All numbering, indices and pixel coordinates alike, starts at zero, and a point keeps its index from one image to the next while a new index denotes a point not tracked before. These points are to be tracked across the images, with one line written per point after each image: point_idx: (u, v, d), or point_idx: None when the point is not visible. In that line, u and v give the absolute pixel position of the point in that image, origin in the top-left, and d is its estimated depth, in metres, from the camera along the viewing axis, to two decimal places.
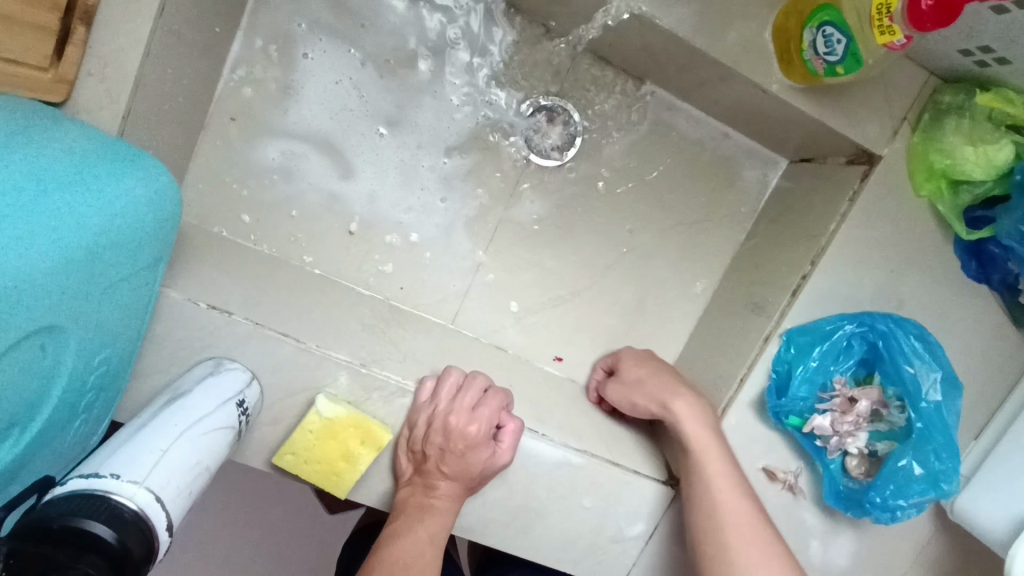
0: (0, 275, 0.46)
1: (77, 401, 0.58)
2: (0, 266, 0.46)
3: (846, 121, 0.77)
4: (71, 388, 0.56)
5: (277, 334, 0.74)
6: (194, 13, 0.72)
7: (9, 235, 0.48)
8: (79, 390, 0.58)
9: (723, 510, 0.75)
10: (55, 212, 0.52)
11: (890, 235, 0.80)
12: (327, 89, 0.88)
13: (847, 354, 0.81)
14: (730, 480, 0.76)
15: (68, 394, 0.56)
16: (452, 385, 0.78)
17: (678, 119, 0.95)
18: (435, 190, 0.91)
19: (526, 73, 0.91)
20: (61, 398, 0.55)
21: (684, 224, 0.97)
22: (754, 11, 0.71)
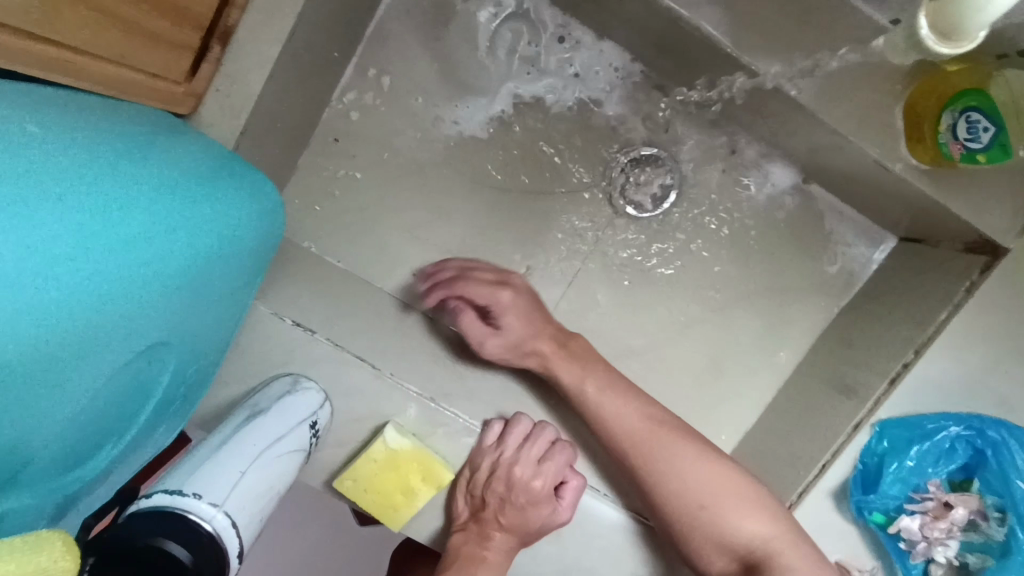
0: (119, 297, 0.50)
1: (168, 406, 0.62)
2: (121, 288, 0.50)
3: (968, 208, 0.72)
4: (164, 398, 0.61)
5: (356, 358, 0.75)
6: (318, 39, 0.74)
7: (134, 259, 0.51)
8: (172, 396, 0.62)
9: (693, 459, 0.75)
10: (176, 230, 0.54)
11: (1007, 333, 0.74)
12: (441, 120, 0.89)
13: (949, 457, 0.74)
14: (679, 449, 0.76)
15: (162, 401, 0.60)
16: (521, 433, 0.75)
17: (777, 184, 0.92)
18: (522, 227, 0.91)
19: (625, 121, 0.90)
20: (155, 405, 0.59)
21: (771, 292, 0.94)
22: (883, 85, 0.68)
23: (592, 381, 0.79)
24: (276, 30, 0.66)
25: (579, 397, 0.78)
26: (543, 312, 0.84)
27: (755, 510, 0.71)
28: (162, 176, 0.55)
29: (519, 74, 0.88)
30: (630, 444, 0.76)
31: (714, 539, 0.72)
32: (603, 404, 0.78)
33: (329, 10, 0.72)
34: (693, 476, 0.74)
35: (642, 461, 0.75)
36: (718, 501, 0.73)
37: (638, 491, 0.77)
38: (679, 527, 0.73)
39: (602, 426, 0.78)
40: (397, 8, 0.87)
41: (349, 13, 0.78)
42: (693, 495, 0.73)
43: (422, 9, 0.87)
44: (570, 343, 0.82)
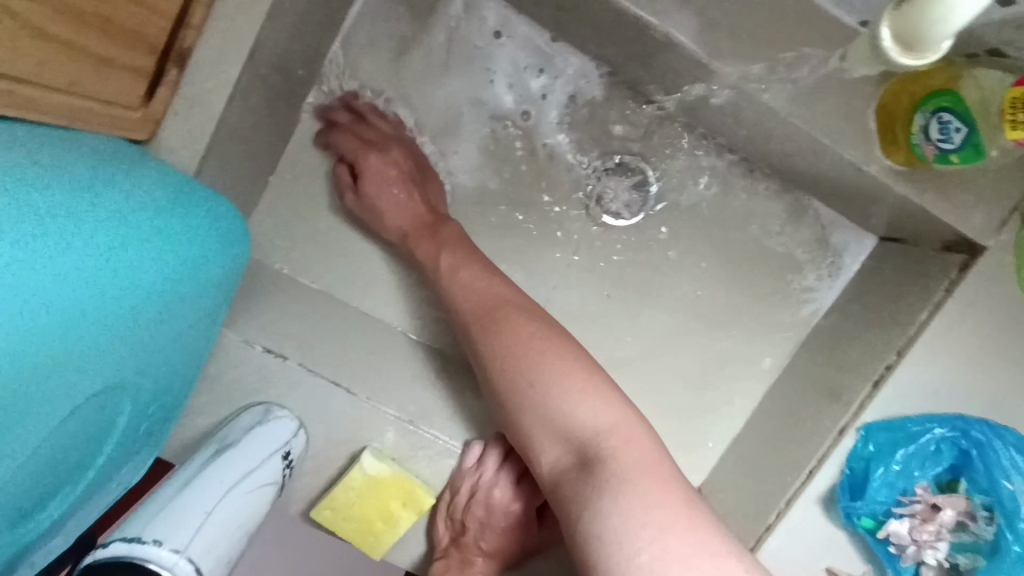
0: (68, 344, 0.48)
1: (130, 443, 0.61)
2: (70, 335, 0.48)
3: (948, 208, 0.71)
4: (125, 436, 0.59)
5: (329, 382, 0.73)
6: (282, 58, 0.71)
7: (84, 303, 0.49)
8: (134, 432, 0.61)
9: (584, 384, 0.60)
10: (129, 271, 0.52)
11: (988, 333, 0.74)
12: (413, 134, 0.87)
13: (936, 459, 0.73)
14: (536, 336, 0.65)
15: (122, 438, 0.59)
16: (501, 454, 0.73)
17: (754, 186, 0.91)
18: (499, 240, 0.89)
19: (600, 130, 0.89)
20: (115, 444, 0.58)
21: (754, 294, 0.93)
22: (858, 88, 0.67)
23: (447, 258, 0.75)
24: (238, 50, 0.63)
25: (445, 274, 0.74)
26: (437, 226, 0.79)
27: (605, 404, 0.59)
28: (116, 208, 0.52)
29: (491, 84, 0.87)
30: (469, 312, 0.70)
31: (535, 419, 0.61)
32: (454, 276, 0.74)
33: (291, 28, 0.70)
34: (551, 372, 0.62)
35: (489, 344, 0.67)
36: (541, 386, 0.62)
37: (482, 357, 0.68)
38: (529, 423, 0.62)
39: (459, 293, 0.72)
40: (364, 21, 0.85)
41: (314, 30, 0.76)
42: (530, 373, 0.63)
43: (390, 21, 0.85)
44: (433, 230, 0.78)
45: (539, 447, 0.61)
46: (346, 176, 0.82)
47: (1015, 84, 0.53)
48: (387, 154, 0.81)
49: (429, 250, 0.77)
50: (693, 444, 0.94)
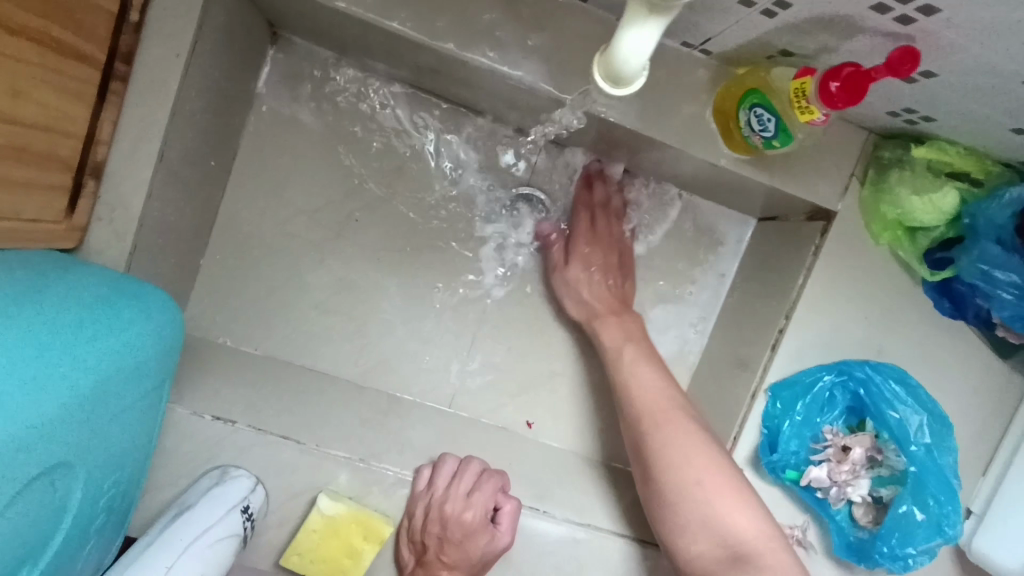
0: (24, 422, 0.52)
1: (88, 525, 0.65)
2: (24, 414, 0.52)
3: (799, 186, 0.81)
4: (81, 517, 0.63)
5: (278, 437, 0.79)
6: (192, 154, 0.79)
7: (29, 387, 0.53)
8: (91, 514, 0.65)
9: (663, 417, 0.82)
10: (70, 357, 0.58)
11: (858, 284, 0.84)
12: (327, 200, 0.95)
13: (832, 405, 0.83)
14: (691, 438, 0.79)
15: (78, 521, 0.63)
16: (448, 473, 0.81)
17: (646, 193, 1.00)
18: (422, 281, 0.98)
19: (497, 168, 0.98)
20: (70, 526, 0.62)
21: (664, 290, 1.02)
22: (696, 96, 0.77)
23: (629, 349, 0.89)
24: (146, 156, 0.70)
25: (617, 361, 0.89)
26: (622, 314, 0.93)
27: (744, 508, 0.74)
28: (67, 308, 0.60)
29: (393, 144, 0.96)
30: (640, 413, 0.84)
31: (698, 514, 0.75)
32: (635, 371, 0.87)
33: (193, 128, 0.77)
34: (707, 483, 0.76)
35: (683, 439, 0.79)
36: (709, 485, 0.76)
37: (633, 456, 0.83)
38: (687, 520, 0.75)
39: (629, 398, 0.86)
40: (266, 106, 0.93)
41: (218, 124, 0.84)
42: (690, 472, 0.77)
43: (290, 104, 0.94)
44: (623, 319, 0.92)
45: (686, 540, 0.75)
46: (559, 255, 0.96)
47: (797, 76, 0.63)
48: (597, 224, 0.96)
49: (616, 337, 0.91)
50: None
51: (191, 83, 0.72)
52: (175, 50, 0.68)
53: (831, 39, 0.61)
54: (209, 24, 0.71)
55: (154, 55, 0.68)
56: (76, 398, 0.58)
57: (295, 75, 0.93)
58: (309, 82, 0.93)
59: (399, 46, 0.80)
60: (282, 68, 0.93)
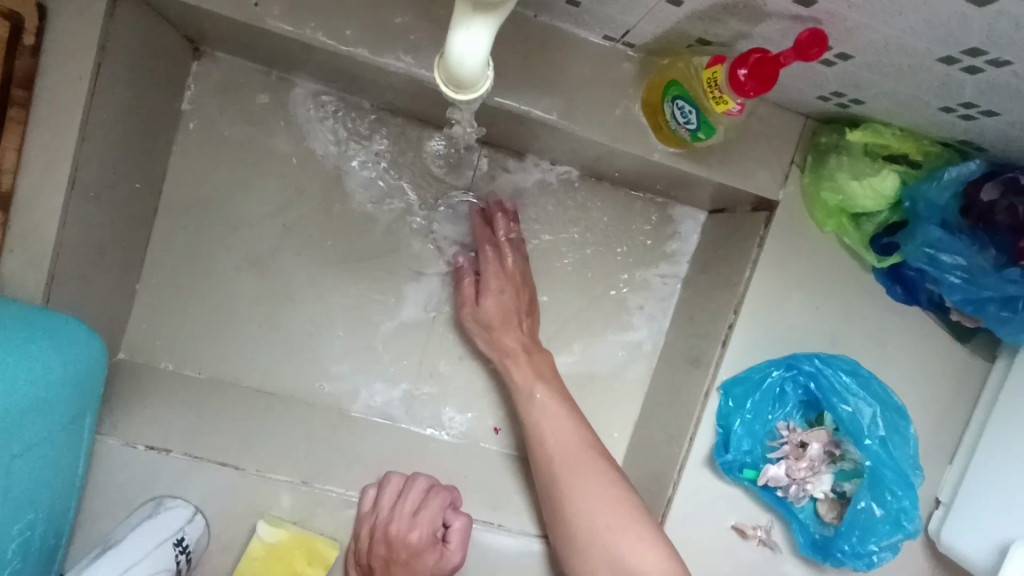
0: None
1: None
2: None
3: (737, 176, 0.78)
4: None
5: (216, 463, 0.77)
6: (112, 178, 0.77)
7: None
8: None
9: (557, 456, 0.81)
10: None
11: (806, 273, 0.81)
12: (266, 216, 0.94)
13: (784, 401, 0.80)
14: (591, 483, 0.78)
15: None
16: (393, 491, 0.79)
17: (592, 192, 0.99)
18: (369, 294, 0.96)
19: (438, 174, 0.96)
20: None
21: (618, 289, 1.00)
22: (620, 90, 0.75)
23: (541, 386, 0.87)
24: (57, 182, 0.68)
25: (526, 398, 0.87)
26: (535, 351, 0.90)
27: (645, 551, 0.72)
28: None
29: (330, 156, 0.94)
30: (549, 459, 0.82)
31: (604, 560, 0.73)
32: (534, 407, 0.86)
33: (110, 151, 0.76)
34: (601, 529, 0.75)
35: (573, 479, 0.79)
36: (611, 531, 0.74)
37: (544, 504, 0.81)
38: (596, 567, 0.74)
39: (536, 442, 0.84)
40: (196, 126, 0.92)
41: (142, 146, 0.82)
42: (594, 520, 0.76)
43: (221, 121, 0.92)
44: (535, 356, 0.89)
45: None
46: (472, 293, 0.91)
47: (709, 64, 0.62)
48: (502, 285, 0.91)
49: (528, 377, 0.87)
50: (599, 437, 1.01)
51: (101, 105, 0.71)
52: (78, 73, 0.67)
53: (740, 24, 0.60)
54: (116, 44, 0.70)
55: (58, 79, 0.67)
56: None
57: (224, 92, 0.92)
58: (239, 98, 0.92)
59: (318, 55, 0.79)
60: (210, 85, 0.91)
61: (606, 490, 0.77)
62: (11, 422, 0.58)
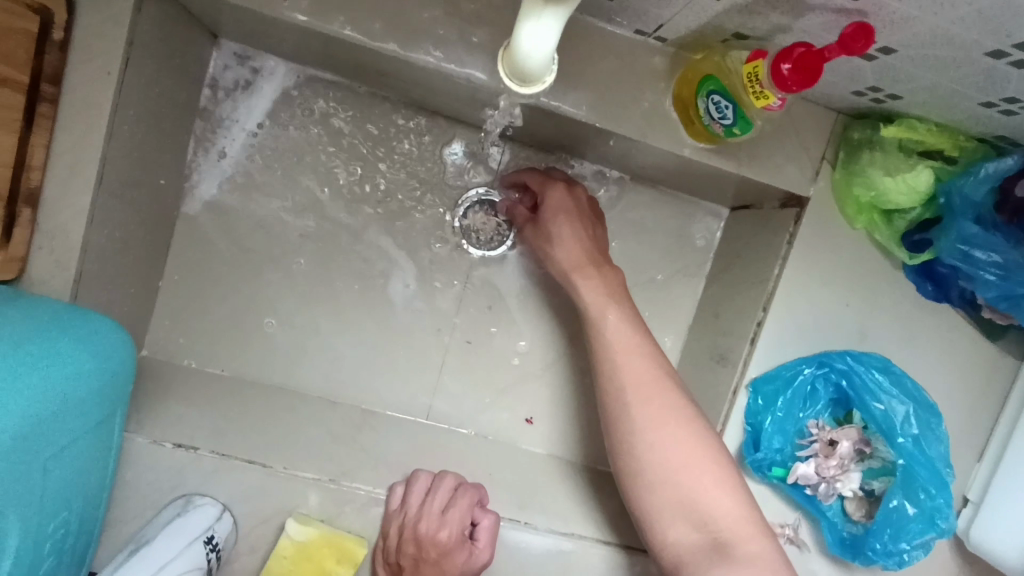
0: None
1: (31, 567, 0.61)
2: None
3: (767, 172, 0.78)
4: (21, 560, 0.59)
5: (244, 461, 0.76)
6: (136, 174, 0.77)
7: None
8: (33, 556, 0.61)
9: (641, 389, 0.78)
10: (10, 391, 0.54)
11: (835, 271, 0.81)
12: (288, 212, 0.93)
13: (814, 398, 0.80)
14: (670, 416, 0.76)
15: (17, 563, 0.59)
16: (422, 490, 0.78)
17: (614, 188, 0.98)
18: (392, 291, 0.95)
19: (460, 170, 0.96)
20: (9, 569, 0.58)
21: (640, 285, 0.99)
22: (651, 85, 0.74)
23: (614, 309, 0.82)
24: (84, 179, 0.67)
25: (596, 320, 0.82)
26: (601, 266, 0.85)
27: (722, 495, 0.72)
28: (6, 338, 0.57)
29: (352, 151, 0.94)
30: (622, 386, 0.78)
31: (675, 498, 0.73)
32: (616, 337, 0.81)
33: (136, 147, 0.75)
34: (678, 469, 0.73)
35: (654, 413, 0.76)
36: (690, 473, 0.73)
37: (609, 433, 0.79)
38: (662, 504, 0.73)
39: (608, 367, 0.80)
40: (217, 121, 0.91)
41: (165, 142, 0.82)
42: (671, 457, 0.74)
43: (241, 116, 0.91)
44: (604, 269, 0.84)
45: (662, 525, 0.73)
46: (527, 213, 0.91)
47: (748, 59, 0.62)
48: (574, 195, 0.88)
49: (599, 296, 0.83)
50: None
51: (127, 102, 0.70)
52: (105, 69, 0.66)
53: (782, 19, 0.59)
54: (142, 39, 0.70)
55: (86, 74, 0.66)
56: (17, 434, 0.55)
57: (245, 87, 0.91)
58: (259, 93, 0.91)
59: (344, 49, 0.78)
60: (230, 79, 0.91)
61: (689, 431, 0.75)
62: (47, 416, 0.58)
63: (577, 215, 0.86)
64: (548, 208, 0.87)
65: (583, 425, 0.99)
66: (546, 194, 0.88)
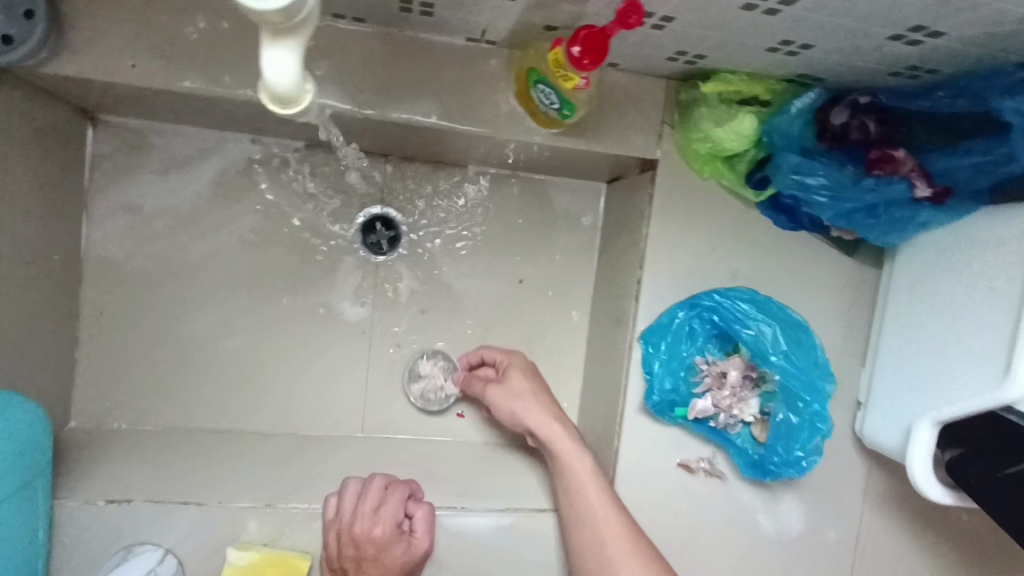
0: None
1: None
2: None
3: (615, 144, 0.85)
4: None
5: (179, 503, 0.79)
6: (25, 253, 0.79)
7: None
8: None
9: (592, 511, 0.81)
10: None
11: (697, 221, 0.88)
12: (191, 264, 0.97)
13: (695, 337, 0.87)
14: (619, 538, 0.79)
15: None
16: (353, 494, 0.82)
17: (499, 184, 1.04)
18: (306, 318, 1.00)
19: (347, 193, 1.01)
20: None
21: (541, 267, 1.05)
22: (492, 85, 0.81)
23: (569, 441, 0.86)
24: None
25: (553, 449, 0.86)
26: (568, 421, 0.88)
27: None
28: None
29: (241, 195, 0.98)
30: (578, 506, 0.82)
31: None
32: (570, 458, 0.84)
33: (21, 226, 0.78)
34: None
35: (607, 539, 0.79)
36: None
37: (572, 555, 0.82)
38: None
39: (558, 472, 0.85)
40: (105, 191, 0.95)
41: (51, 218, 0.85)
42: None
43: (127, 181, 0.95)
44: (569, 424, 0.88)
45: None
46: (480, 383, 0.94)
47: (552, 46, 0.68)
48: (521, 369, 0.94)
49: (552, 432, 0.87)
50: None
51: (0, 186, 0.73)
52: None
53: (574, 7, 0.66)
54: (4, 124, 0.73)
55: None
56: None
57: (126, 153, 0.95)
58: (139, 156, 0.95)
59: (206, 101, 0.83)
60: (110, 149, 0.94)
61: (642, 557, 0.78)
62: None
63: (534, 377, 0.94)
64: (510, 372, 0.93)
65: None
66: (507, 361, 0.94)
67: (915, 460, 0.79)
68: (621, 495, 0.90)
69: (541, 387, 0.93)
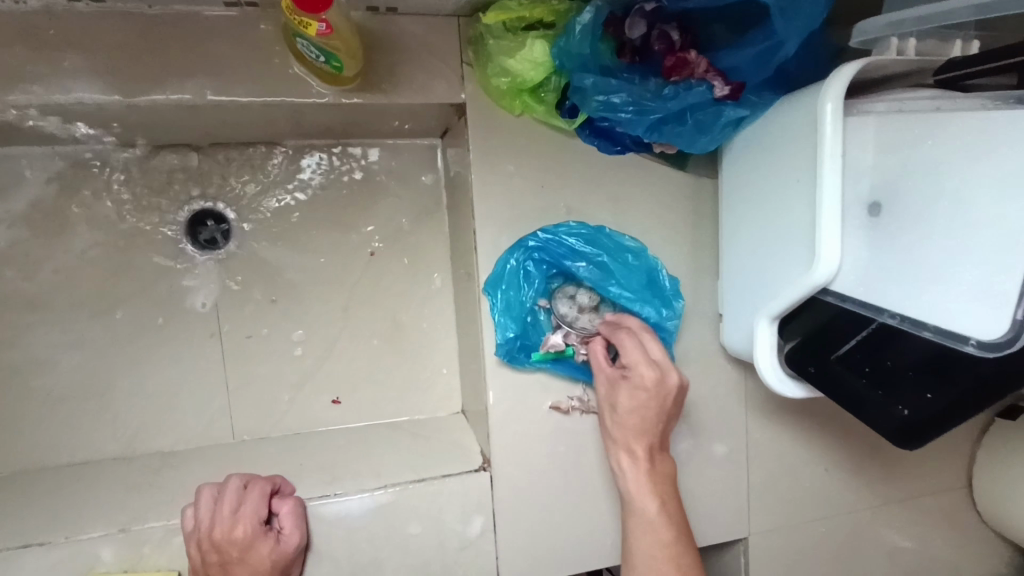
0: None
1: None
2: None
3: (415, 94, 0.81)
4: None
5: (18, 547, 0.75)
6: None
7: None
8: None
9: (642, 495, 0.77)
10: None
11: (519, 160, 0.86)
12: (9, 299, 0.91)
13: (533, 279, 0.86)
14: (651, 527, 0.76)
15: None
16: (210, 501, 0.79)
17: (329, 159, 1.00)
18: (150, 332, 0.95)
19: (168, 194, 0.95)
20: None
21: (391, 236, 1.02)
22: (264, 50, 0.76)
23: (646, 444, 0.79)
24: None
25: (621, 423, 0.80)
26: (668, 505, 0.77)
27: None
28: None
29: (50, 216, 0.92)
30: (628, 486, 0.79)
31: None
32: (633, 442, 0.79)
33: None
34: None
35: (642, 524, 0.77)
36: None
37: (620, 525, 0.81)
38: None
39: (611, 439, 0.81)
40: None
41: None
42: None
43: None
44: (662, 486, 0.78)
45: None
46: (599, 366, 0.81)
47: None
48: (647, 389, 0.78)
49: (643, 496, 0.77)
50: (428, 380, 1.05)
51: None
52: None
53: None
54: None
55: None
56: None
57: None
58: None
59: None
60: None
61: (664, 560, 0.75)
62: None
63: (660, 399, 0.78)
64: (638, 370, 0.79)
65: (389, 382, 1.03)
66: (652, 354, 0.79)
67: (761, 360, 0.77)
68: (496, 449, 0.87)
69: (657, 406, 0.78)
